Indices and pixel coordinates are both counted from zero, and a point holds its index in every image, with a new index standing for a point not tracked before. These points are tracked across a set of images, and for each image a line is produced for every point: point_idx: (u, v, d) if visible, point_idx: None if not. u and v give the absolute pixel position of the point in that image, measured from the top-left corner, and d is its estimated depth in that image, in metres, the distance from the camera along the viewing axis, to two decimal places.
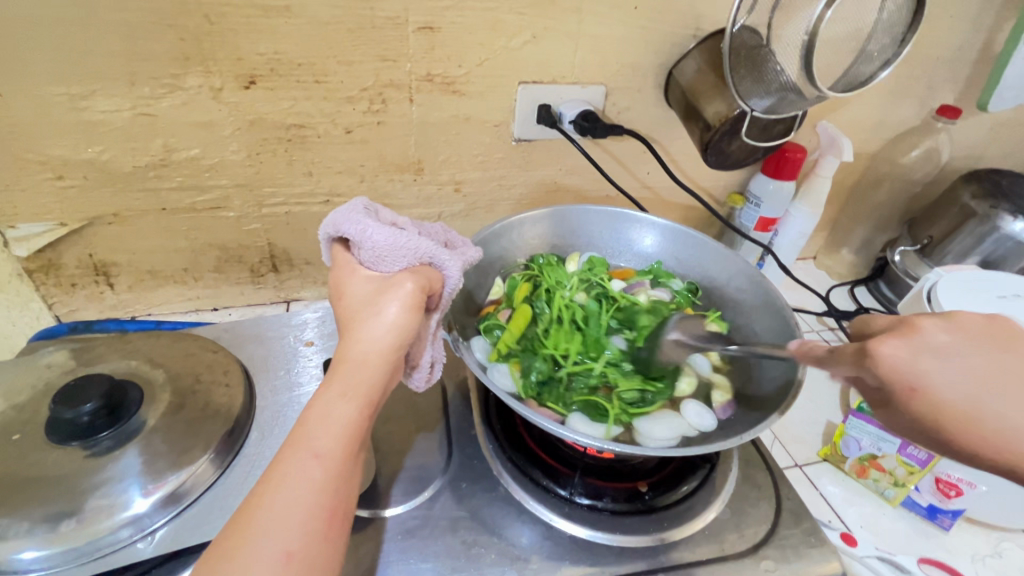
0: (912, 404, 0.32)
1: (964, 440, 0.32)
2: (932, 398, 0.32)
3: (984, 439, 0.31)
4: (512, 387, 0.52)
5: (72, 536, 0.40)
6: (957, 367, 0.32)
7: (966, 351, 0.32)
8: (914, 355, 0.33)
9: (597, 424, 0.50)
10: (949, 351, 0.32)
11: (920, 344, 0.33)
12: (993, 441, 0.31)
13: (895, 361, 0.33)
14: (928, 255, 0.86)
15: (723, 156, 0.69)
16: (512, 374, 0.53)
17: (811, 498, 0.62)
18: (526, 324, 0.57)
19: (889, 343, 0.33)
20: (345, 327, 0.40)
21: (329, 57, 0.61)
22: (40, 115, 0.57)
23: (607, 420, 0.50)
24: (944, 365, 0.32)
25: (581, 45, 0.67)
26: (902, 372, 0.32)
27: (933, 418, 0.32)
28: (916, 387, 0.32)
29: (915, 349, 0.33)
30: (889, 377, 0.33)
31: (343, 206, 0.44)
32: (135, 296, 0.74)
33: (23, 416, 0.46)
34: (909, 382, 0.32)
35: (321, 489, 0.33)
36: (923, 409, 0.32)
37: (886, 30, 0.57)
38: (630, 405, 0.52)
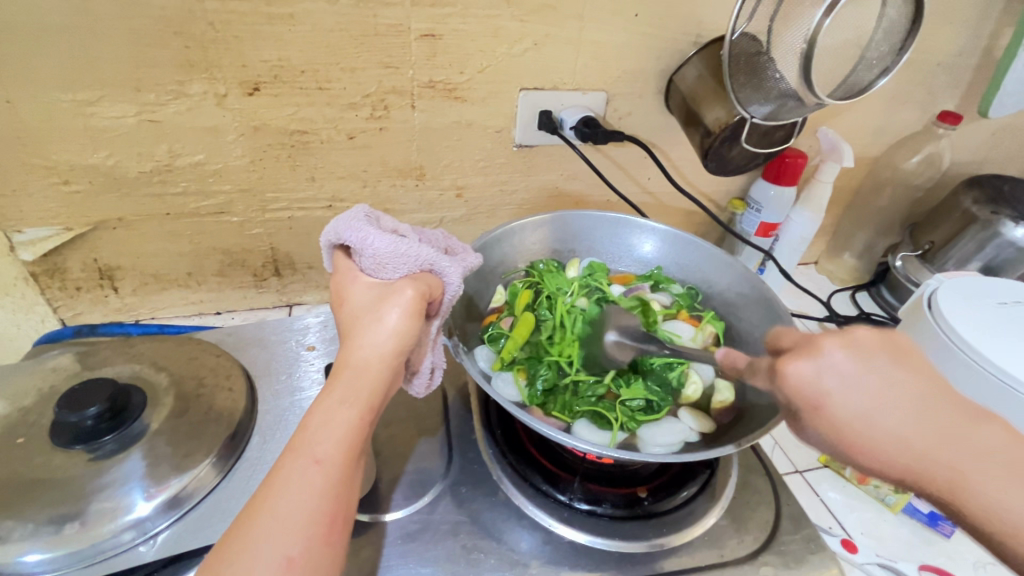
0: (815, 420, 0.41)
1: (853, 446, 0.40)
2: (832, 414, 0.40)
3: (875, 449, 0.39)
4: (518, 396, 0.53)
5: (74, 539, 0.40)
6: (862, 390, 0.39)
7: (858, 367, 0.40)
8: (818, 373, 0.40)
9: (603, 430, 0.50)
10: (851, 372, 0.40)
11: (823, 368, 0.40)
12: (881, 450, 0.39)
13: (803, 380, 0.41)
14: (930, 260, 0.86)
15: (723, 162, 0.69)
16: (517, 383, 0.53)
17: (812, 504, 0.62)
18: (530, 331, 0.57)
19: (797, 363, 0.41)
20: (346, 333, 0.40)
21: (331, 64, 0.61)
22: (47, 121, 0.58)
23: (612, 428, 0.50)
24: (844, 383, 0.40)
25: (582, 51, 0.67)
26: (809, 391, 0.40)
27: (840, 429, 0.40)
28: (815, 409, 0.40)
29: (818, 369, 0.40)
30: (794, 393, 0.41)
31: (345, 213, 0.44)
32: (139, 299, 0.75)
33: (28, 419, 0.47)
34: (814, 397, 0.40)
35: (322, 495, 0.34)
36: (826, 421, 0.40)
37: (885, 38, 0.58)
38: (635, 410, 0.52)
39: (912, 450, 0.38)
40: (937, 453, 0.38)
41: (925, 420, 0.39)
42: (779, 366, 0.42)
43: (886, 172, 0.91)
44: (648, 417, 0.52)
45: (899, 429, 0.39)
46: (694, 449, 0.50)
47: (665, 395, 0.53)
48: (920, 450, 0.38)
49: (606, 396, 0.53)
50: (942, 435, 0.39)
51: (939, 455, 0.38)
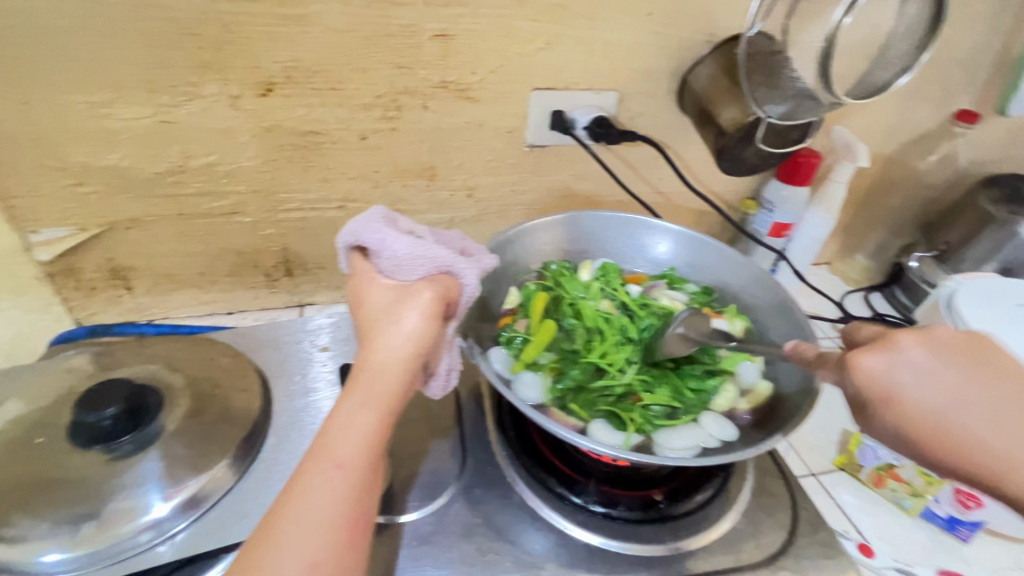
0: (878, 414, 0.37)
1: (923, 444, 0.36)
2: (901, 409, 0.36)
3: (948, 448, 0.35)
4: (538, 397, 0.52)
5: (93, 539, 0.40)
6: (940, 382, 0.36)
7: (936, 363, 0.36)
8: (891, 366, 0.36)
9: (620, 432, 0.50)
10: (928, 366, 0.36)
11: (897, 360, 0.36)
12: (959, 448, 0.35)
13: (872, 374, 0.36)
14: (944, 261, 0.85)
15: (737, 163, 0.68)
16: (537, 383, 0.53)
17: (827, 507, 0.62)
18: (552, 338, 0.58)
19: (870, 356, 0.37)
20: (365, 335, 0.40)
21: (344, 65, 0.61)
22: (63, 123, 0.58)
23: (629, 430, 0.50)
24: (921, 377, 0.36)
25: (594, 51, 0.67)
26: (877, 386, 0.36)
27: (913, 427, 0.36)
28: (884, 402, 0.36)
29: (893, 363, 0.36)
30: (862, 389, 0.37)
31: (361, 214, 0.44)
32: (152, 299, 0.75)
33: (46, 419, 0.47)
34: (883, 392, 0.36)
35: (345, 498, 0.34)
36: (897, 418, 0.36)
37: (905, 37, 0.57)
38: (656, 414, 0.52)
39: (989, 450, 0.34)
40: (1020, 454, 0.34)
41: (1010, 423, 0.35)
42: (849, 355, 0.38)
43: (900, 171, 0.90)
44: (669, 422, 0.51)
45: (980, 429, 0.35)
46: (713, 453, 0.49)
47: (693, 400, 0.53)
48: (1003, 453, 0.34)
49: (628, 399, 0.53)
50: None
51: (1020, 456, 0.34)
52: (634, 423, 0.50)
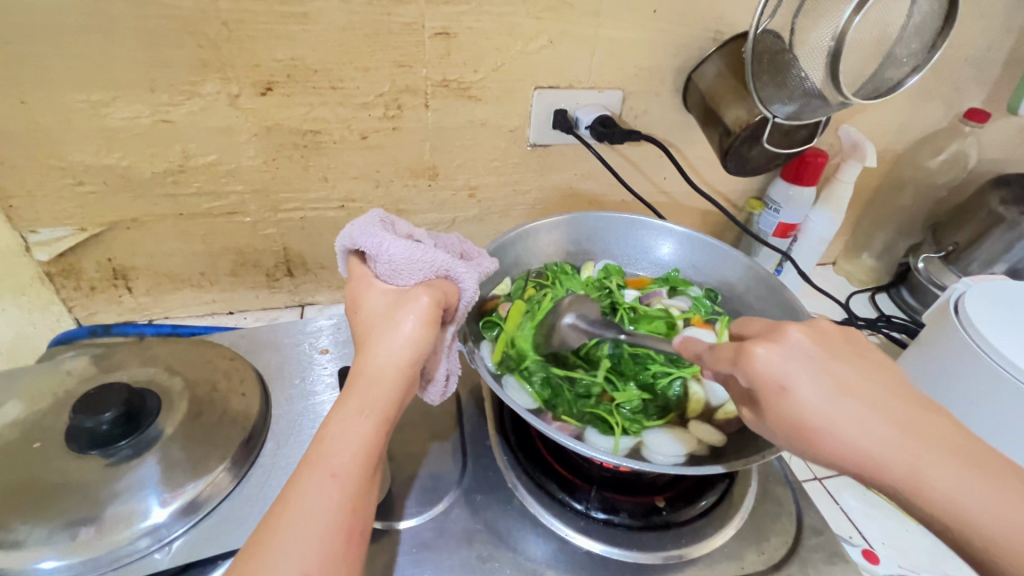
0: (775, 404, 0.36)
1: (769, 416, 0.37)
2: (795, 398, 0.36)
3: (776, 417, 0.37)
4: (526, 399, 0.52)
5: (91, 545, 0.40)
6: (818, 376, 0.36)
7: (811, 354, 0.37)
8: (783, 357, 0.37)
9: (607, 435, 0.49)
10: (810, 354, 0.37)
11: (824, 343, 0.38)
12: (843, 446, 0.34)
13: (765, 364, 0.37)
14: (953, 262, 0.83)
15: (743, 162, 0.67)
16: (523, 386, 0.53)
17: (832, 512, 0.61)
18: (524, 319, 0.56)
19: (762, 346, 0.37)
20: (361, 340, 0.39)
21: (344, 63, 0.60)
22: (62, 123, 0.58)
23: (616, 433, 0.49)
24: (807, 365, 0.36)
25: (598, 49, 0.66)
26: (766, 376, 0.37)
27: (806, 418, 0.35)
28: (778, 389, 0.36)
29: (779, 352, 0.37)
30: (755, 378, 0.37)
31: (359, 217, 0.44)
32: (153, 299, 0.75)
33: (44, 423, 0.47)
34: (777, 380, 0.36)
35: (340, 509, 0.33)
36: (787, 408, 0.36)
37: (916, 35, 0.56)
38: (633, 415, 0.51)
39: (880, 454, 0.33)
40: (883, 456, 0.33)
41: (877, 425, 0.34)
42: (744, 347, 0.38)
43: (909, 171, 0.88)
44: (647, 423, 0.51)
45: (862, 424, 0.34)
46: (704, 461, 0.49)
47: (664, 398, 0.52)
48: (857, 446, 0.34)
49: (602, 397, 0.52)
50: (945, 445, 0.33)
51: (877, 456, 0.34)
52: (621, 425, 0.50)
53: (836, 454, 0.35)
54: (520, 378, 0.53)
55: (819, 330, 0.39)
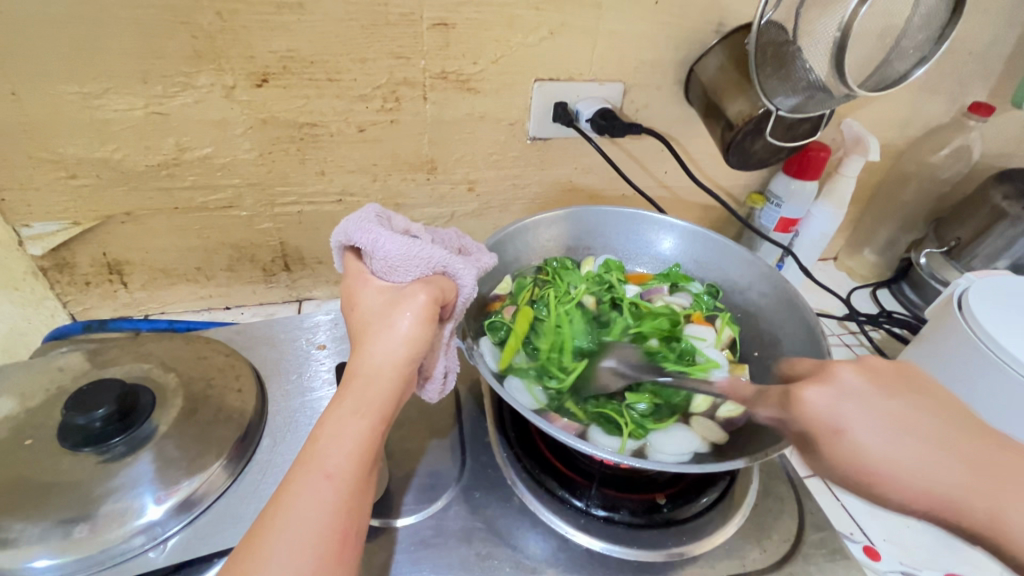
0: (832, 450, 0.35)
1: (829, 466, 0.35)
2: (854, 444, 0.34)
3: (836, 466, 0.35)
4: (532, 403, 0.51)
5: (85, 544, 0.39)
6: (876, 418, 0.34)
7: (866, 393, 0.35)
8: (833, 399, 0.35)
9: (614, 436, 0.49)
10: (862, 392, 0.35)
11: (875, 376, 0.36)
12: (906, 488, 0.33)
13: (819, 404, 0.35)
14: (955, 258, 0.83)
15: (746, 157, 0.66)
16: (530, 390, 0.52)
17: (833, 508, 0.61)
18: (531, 323, 0.56)
19: (812, 389, 0.36)
20: (357, 338, 0.39)
21: (341, 54, 0.59)
22: (54, 115, 0.57)
23: (623, 433, 0.49)
24: (862, 408, 0.35)
25: (599, 41, 0.65)
26: (821, 417, 0.35)
27: (867, 464, 0.34)
28: (835, 435, 0.34)
29: (830, 393, 0.36)
30: (811, 420, 0.36)
31: (355, 212, 0.43)
32: (149, 294, 0.74)
33: (36, 421, 0.46)
34: (832, 426, 0.35)
35: (335, 509, 0.33)
36: (849, 454, 0.34)
37: (922, 26, 0.55)
38: (644, 414, 0.50)
39: (951, 493, 0.32)
40: (955, 497, 0.32)
41: (946, 464, 0.33)
42: (796, 389, 0.37)
43: (912, 165, 0.88)
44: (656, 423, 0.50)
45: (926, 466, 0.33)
46: (707, 460, 0.49)
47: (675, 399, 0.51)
48: (929, 489, 0.32)
49: (614, 397, 0.51)
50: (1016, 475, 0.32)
51: (949, 495, 0.32)
52: (628, 427, 0.49)
53: (905, 501, 0.33)
54: (531, 381, 0.52)
55: (872, 366, 0.37)
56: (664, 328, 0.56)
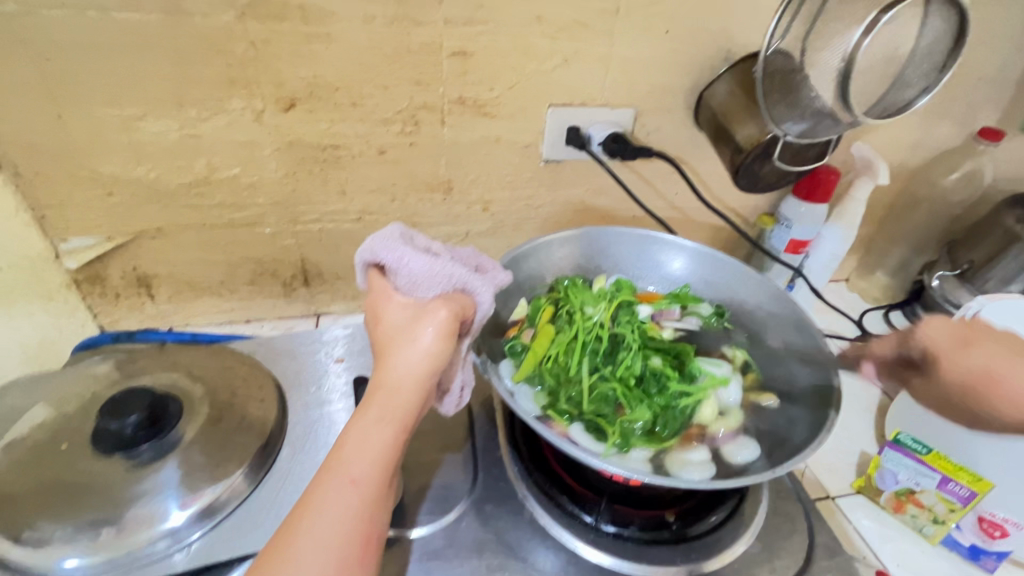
0: (949, 362, 0.46)
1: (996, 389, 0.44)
2: (992, 375, 0.44)
3: (1008, 388, 0.44)
4: (535, 409, 0.53)
5: (113, 546, 0.41)
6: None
7: (1010, 359, 0.45)
8: (984, 356, 0.45)
9: (599, 444, 0.50)
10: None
11: (953, 327, 0.47)
12: (1013, 383, 0.44)
13: (939, 328, 0.47)
14: (969, 280, 0.83)
15: (755, 180, 0.69)
16: (536, 398, 0.54)
17: (845, 531, 0.60)
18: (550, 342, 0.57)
19: (957, 352, 0.46)
20: (382, 351, 0.40)
21: (365, 81, 0.63)
22: (96, 138, 0.60)
23: (608, 443, 0.49)
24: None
25: (612, 69, 0.67)
26: (937, 339, 0.46)
27: (1017, 391, 0.44)
28: (955, 349, 0.46)
29: (983, 360, 0.45)
30: (933, 340, 0.46)
31: (380, 231, 0.45)
32: (174, 307, 0.77)
33: (70, 425, 0.48)
34: (951, 342, 0.46)
35: (358, 516, 0.34)
36: (968, 363, 0.45)
37: (925, 56, 0.56)
38: (636, 432, 0.51)
39: None
40: None
41: None
42: (919, 322, 0.48)
43: (923, 188, 0.88)
44: (650, 442, 0.51)
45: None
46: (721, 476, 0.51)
47: (676, 421, 0.53)
48: None
49: (612, 408, 0.53)
50: (1016, 359, 0.45)
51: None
52: (616, 439, 0.49)
53: (1015, 396, 0.44)
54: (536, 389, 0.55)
55: (962, 327, 0.47)
56: (669, 352, 0.57)
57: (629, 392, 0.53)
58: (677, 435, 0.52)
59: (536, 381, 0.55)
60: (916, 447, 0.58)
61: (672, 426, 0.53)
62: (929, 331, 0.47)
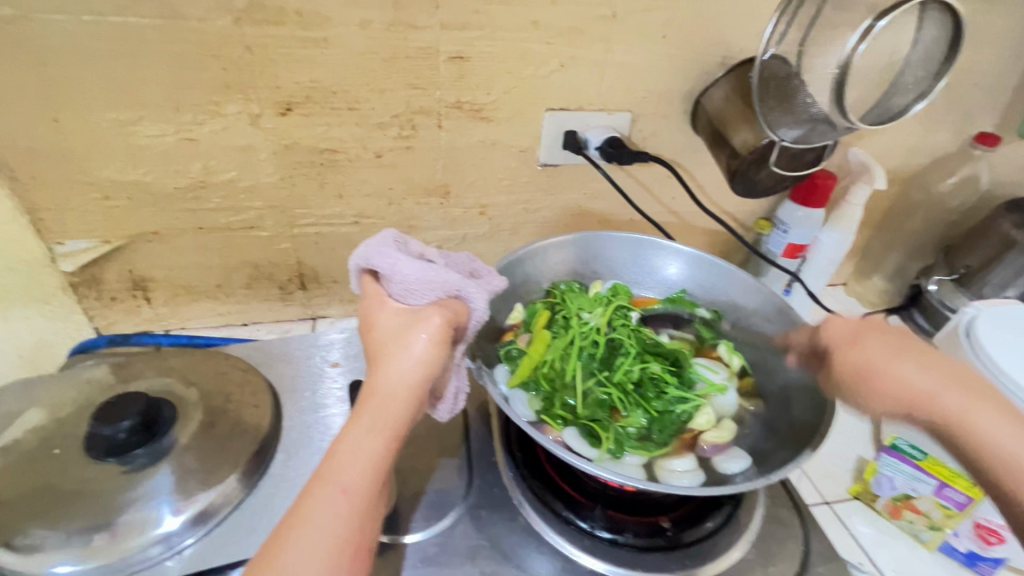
0: (841, 353, 0.50)
1: (876, 382, 0.47)
2: (875, 368, 0.47)
3: (886, 378, 0.46)
4: (530, 414, 0.53)
5: (104, 552, 0.41)
6: (918, 367, 0.46)
7: (900, 356, 0.47)
8: (879, 351, 0.48)
9: (593, 449, 0.50)
10: (913, 366, 0.46)
11: (862, 323, 0.50)
12: (889, 375, 0.46)
13: (841, 326, 0.51)
14: (965, 285, 0.83)
15: (751, 184, 0.69)
16: (530, 403, 0.54)
17: (842, 538, 0.60)
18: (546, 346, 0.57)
19: (850, 346, 0.49)
20: (375, 358, 0.40)
21: (362, 86, 0.63)
22: (92, 142, 0.60)
23: (602, 448, 0.50)
24: (905, 373, 0.46)
25: (608, 74, 0.67)
26: (837, 333, 0.51)
27: (897, 385, 0.46)
28: (850, 342, 0.50)
29: (867, 355, 0.48)
30: (834, 335, 0.51)
31: (374, 237, 0.45)
32: (170, 310, 0.77)
33: (64, 430, 0.48)
34: (849, 338, 0.50)
35: (348, 524, 0.34)
36: (854, 355, 0.49)
37: (920, 62, 0.56)
38: (630, 437, 0.51)
39: (938, 401, 0.44)
40: (939, 394, 0.44)
41: (936, 377, 0.45)
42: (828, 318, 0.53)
43: (920, 193, 0.88)
44: (645, 448, 0.51)
45: (910, 376, 0.46)
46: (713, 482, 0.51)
47: (673, 426, 0.52)
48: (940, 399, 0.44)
49: (607, 413, 0.52)
50: (904, 355, 0.47)
51: (926, 382, 0.45)
52: (609, 444, 0.50)
53: (890, 387, 0.46)
54: (531, 394, 0.54)
55: (872, 323, 0.50)
56: (666, 358, 0.57)
57: (625, 397, 0.53)
58: (673, 440, 0.52)
59: (531, 385, 0.55)
60: (912, 452, 0.58)
61: (667, 432, 0.52)
62: (832, 325, 0.52)
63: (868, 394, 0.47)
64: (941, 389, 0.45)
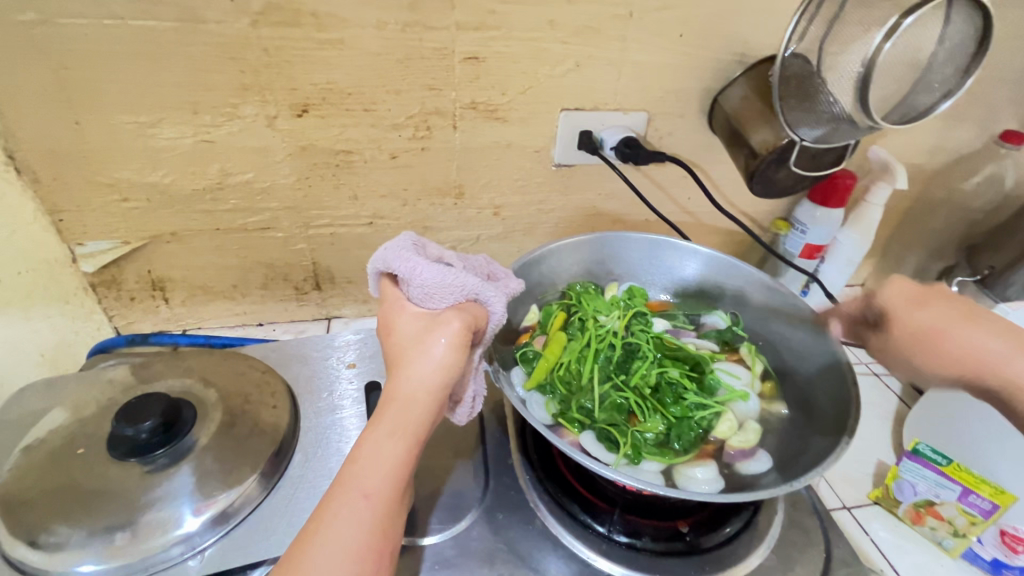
0: (900, 317, 0.48)
1: (947, 350, 0.45)
2: (947, 335, 0.46)
3: (951, 344, 0.45)
4: (546, 417, 0.53)
5: (127, 552, 0.42)
6: (983, 334, 0.45)
7: (965, 324, 0.46)
8: (940, 318, 0.46)
9: (610, 453, 0.50)
10: (976, 333, 0.45)
11: (917, 287, 0.49)
12: (957, 341, 0.45)
13: (897, 289, 0.49)
14: (989, 286, 0.81)
15: (770, 184, 0.67)
16: (547, 406, 0.54)
17: (862, 544, 0.59)
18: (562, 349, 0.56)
19: (913, 312, 0.47)
20: (394, 363, 0.40)
21: (377, 87, 0.63)
22: (113, 145, 0.61)
23: (619, 452, 0.49)
24: (970, 339, 0.45)
25: (624, 73, 0.67)
26: (893, 295, 0.49)
27: (966, 352, 0.45)
28: (909, 305, 0.48)
29: (932, 320, 0.46)
30: (890, 297, 0.49)
31: (392, 240, 0.45)
32: (188, 310, 0.77)
33: (87, 430, 0.49)
34: (908, 301, 0.48)
35: (370, 529, 0.34)
36: (918, 320, 0.47)
37: (948, 60, 0.55)
38: (647, 442, 0.50)
39: (1004, 369, 0.44)
40: (1001, 359, 0.44)
41: (1002, 342, 0.45)
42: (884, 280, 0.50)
43: (942, 192, 0.87)
44: (663, 453, 0.50)
45: (974, 343, 0.45)
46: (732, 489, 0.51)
47: (692, 432, 0.52)
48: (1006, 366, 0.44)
49: (625, 418, 0.52)
50: (969, 322, 0.46)
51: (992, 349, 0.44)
52: (626, 449, 0.49)
53: (957, 352, 0.45)
54: (548, 397, 0.54)
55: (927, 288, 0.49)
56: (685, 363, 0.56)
57: (642, 401, 0.53)
58: (692, 448, 0.51)
59: (547, 389, 0.55)
60: (936, 458, 0.56)
61: (687, 439, 0.51)
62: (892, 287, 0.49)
63: (933, 360, 0.46)
64: (1007, 356, 0.44)
